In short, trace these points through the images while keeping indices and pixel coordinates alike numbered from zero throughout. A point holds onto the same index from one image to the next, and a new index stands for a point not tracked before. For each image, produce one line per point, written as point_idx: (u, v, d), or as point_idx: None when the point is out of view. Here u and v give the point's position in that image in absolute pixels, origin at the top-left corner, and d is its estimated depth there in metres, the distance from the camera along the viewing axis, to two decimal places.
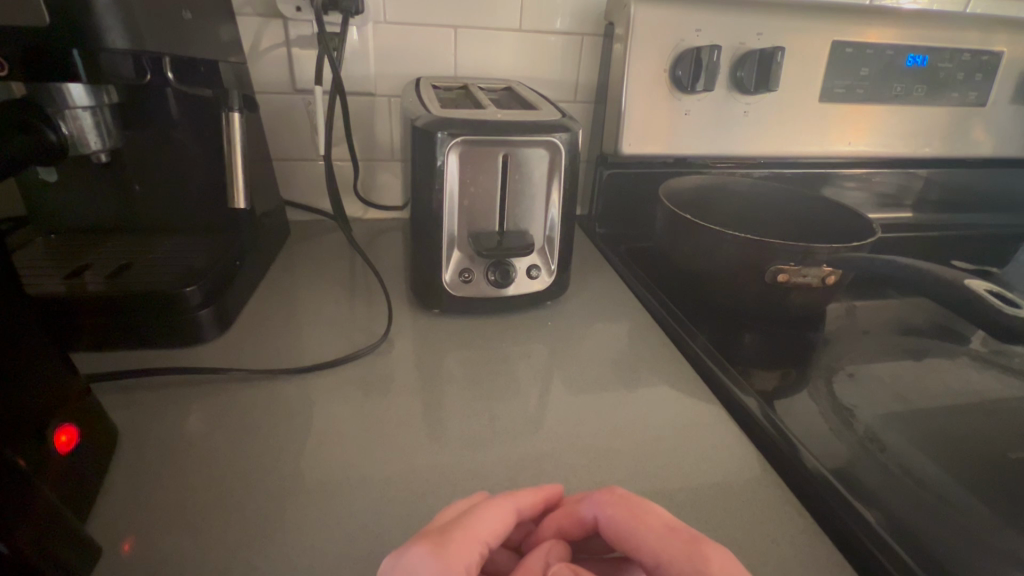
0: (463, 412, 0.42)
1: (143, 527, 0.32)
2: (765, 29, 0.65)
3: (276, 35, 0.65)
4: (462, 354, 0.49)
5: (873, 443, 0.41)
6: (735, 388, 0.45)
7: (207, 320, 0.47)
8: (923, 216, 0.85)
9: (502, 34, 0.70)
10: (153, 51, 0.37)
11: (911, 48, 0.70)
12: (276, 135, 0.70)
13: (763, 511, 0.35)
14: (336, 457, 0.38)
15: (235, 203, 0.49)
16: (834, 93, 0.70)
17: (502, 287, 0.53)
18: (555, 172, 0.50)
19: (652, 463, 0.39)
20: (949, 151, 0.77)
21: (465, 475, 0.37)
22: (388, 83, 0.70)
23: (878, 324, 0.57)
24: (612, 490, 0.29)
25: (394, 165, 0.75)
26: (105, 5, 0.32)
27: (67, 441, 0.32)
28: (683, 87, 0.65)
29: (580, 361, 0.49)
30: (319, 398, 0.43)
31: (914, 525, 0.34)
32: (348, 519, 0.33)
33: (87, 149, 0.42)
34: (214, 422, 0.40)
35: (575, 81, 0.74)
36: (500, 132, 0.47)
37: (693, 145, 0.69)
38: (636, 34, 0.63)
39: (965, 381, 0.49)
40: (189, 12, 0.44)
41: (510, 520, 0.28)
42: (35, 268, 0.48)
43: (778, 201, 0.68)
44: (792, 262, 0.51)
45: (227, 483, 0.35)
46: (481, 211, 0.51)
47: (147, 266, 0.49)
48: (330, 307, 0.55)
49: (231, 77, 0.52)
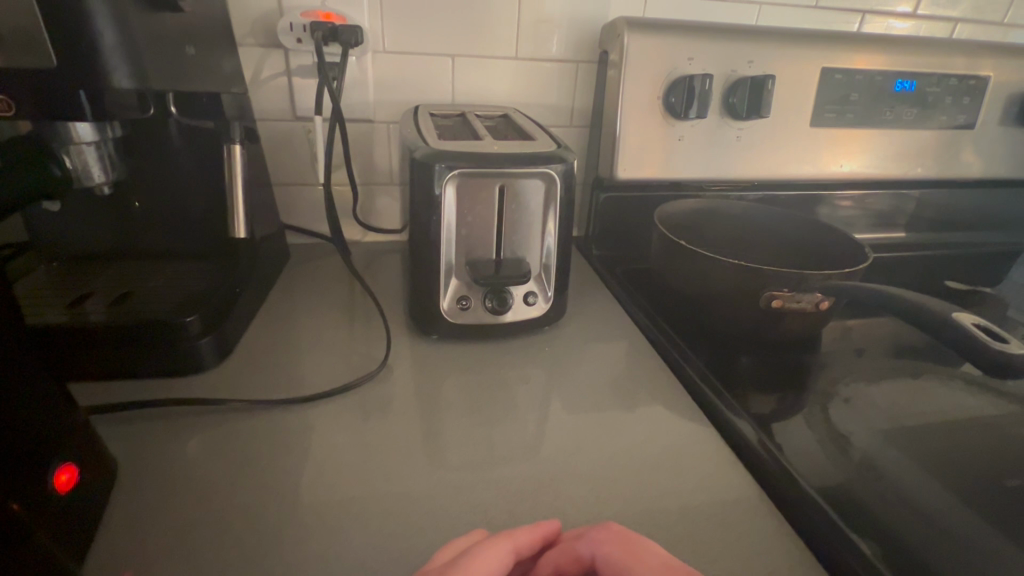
0: (462, 440, 0.42)
1: (142, 564, 0.32)
2: (756, 57, 0.67)
3: (277, 65, 0.66)
4: (459, 379, 0.50)
5: (871, 470, 0.41)
6: (732, 414, 0.45)
7: (207, 349, 0.48)
8: (916, 235, 0.85)
9: (500, 61, 0.71)
10: (154, 88, 0.37)
11: (899, 73, 0.71)
12: (277, 161, 0.71)
13: (761, 542, 0.35)
14: (335, 488, 0.38)
15: (235, 232, 0.49)
16: (825, 117, 0.71)
17: (499, 314, 0.53)
18: (551, 202, 0.51)
19: (650, 491, 0.39)
20: (939, 171, 0.78)
21: (464, 506, 0.37)
22: (386, 109, 0.71)
23: (873, 346, 0.58)
24: (608, 526, 0.30)
25: (393, 189, 0.76)
26: (111, 48, 0.33)
27: (67, 479, 0.32)
28: (676, 113, 0.66)
29: (578, 386, 0.50)
30: (318, 428, 0.43)
31: (914, 556, 0.34)
32: (346, 553, 0.33)
33: (91, 183, 0.42)
34: (214, 454, 0.40)
35: (571, 106, 0.76)
36: (497, 164, 0.47)
37: (688, 169, 0.70)
38: (630, 62, 0.64)
39: (961, 405, 0.49)
40: (191, 47, 0.45)
41: (508, 559, 0.29)
42: (37, 298, 0.48)
43: (773, 224, 0.69)
44: (786, 288, 0.51)
45: (225, 517, 0.35)
46: (479, 239, 0.51)
47: (147, 294, 0.49)
48: (329, 333, 0.56)
49: (232, 108, 0.53)
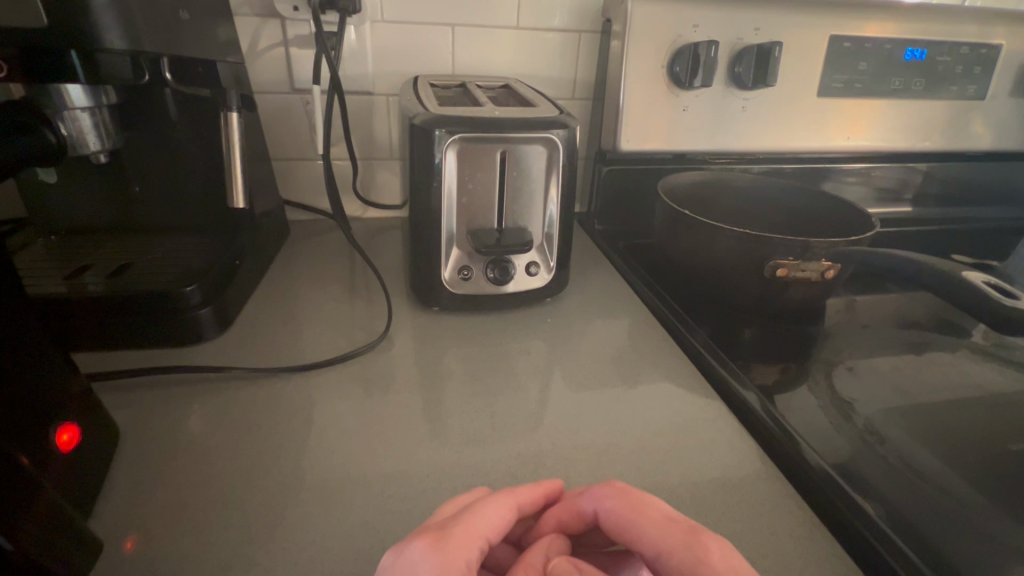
0: (464, 408, 0.43)
1: (145, 526, 0.32)
2: (762, 24, 0.65)
3: (275, 34, 0.65)
4: (461, 351, 0.49)
5: (873, 435, 0.41)
6: (736, 383, 0.45)
7: (207, 319, 0.47)
8: (922, 210, 0.84)
9: (501, 33, 0.70)
10: (150, 49, 0.37)
11: (910, 42, 0.69)
12: (276, 135, 0.70)
13: (763, 504, 0.35)
14: (337, 455, 0.38)
15: (235, 202, 0.48)
16: (833, 88, 0.70)
17: (501, 284, 0.53)
18: (553, 168, 0.50)
19: (651, 458, 0.39)
20: (948, 144, 0.77)
21: (465, 472, 0.37)
22: (386, 82, 0.70)
23: (877, 316, 0.57)
24: (612, 483, 0.29)
25: (394, 164, 0.75)
26: (103, 5, 0.32)
27: (69, 440, 0.32)
28: (681, 83, 0.65)
29: (580, 356, 0.49)
30: (320, 396, 0.43)
31: (915, 519, 0.34)
32: (348, 518, 0.33)
33: (87, 150, 0.42)
34: (216, 421, 0.40)
35: (573, 78, 0.74)
36: (498, 130, 0.47)
37: (692, 140, 0.69)
38: (634, 30, 0.63)
39: (965, 374, 0.49)
40: (185, 11, 0.44)
41: (509, 515, 0.29)
42: (36, 269, 0.48)
43: (777, 197, 0.68)
44: (791, 257, 0.50)
45: (227, 481, 0.35)
46: (479, 208, 0.51)
47: (147, 266, 0.49)
48: (331, 305, 0.56)
49: (229, 77, 0.53)
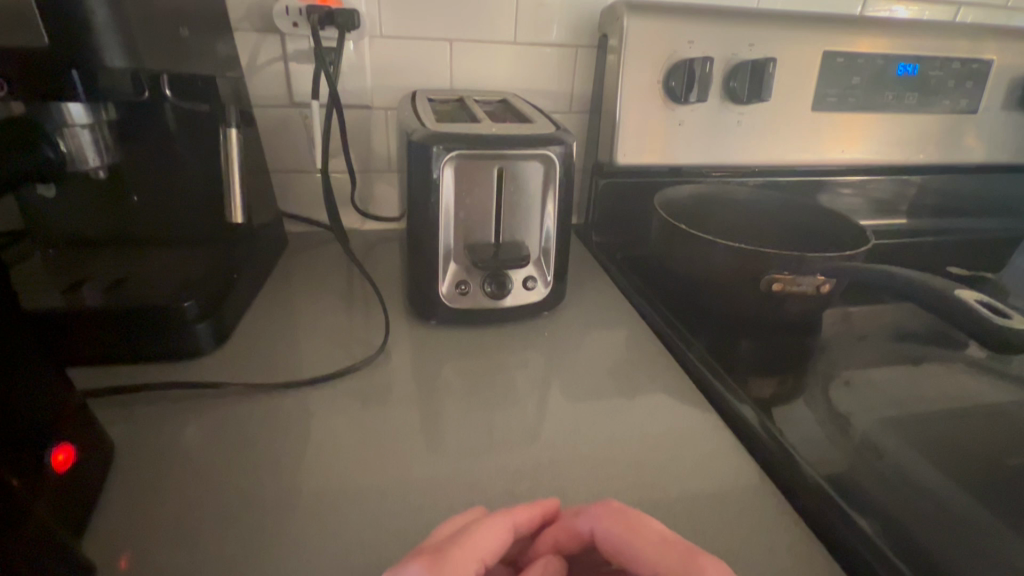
0: (461, 422, 0.42)
1: (140, 543, 0.32)
2: (757, 40, 0.66)
3: (274, 49, 0.65)
4: (458, 365, 0.49)
5: (870, 450, 0.41)
6: (733, 397, 0.45)
7: (203, 333, 0.47)
8: (918, 222, 0.84)
9: (498, 47, 0.71)
10: (149, 67, 0.37)
11: (902, 57, 0.70)
12: (275, 147, 0.70)
13: (760, 520, 0.35)
14: (333, 470, 0.38)
15: (235, 218, 0.49)
16: (827, 101, 0.71)
17: (499, 298, 0.53)
18: (550, 184, 0.51)
19: (648, 473, 0.39)
20: (940, 158, 0.78)
21: (462, 487, 0.37)
22: (384, 95, 0.70)
23: (874, 329, 0.58)
24: (608, 502, 0.29)
25: (392, 176, 0.75)
26: (105, 24, 0.33)
27: (63, 459, 0.32)
28: (676, 97, 0.66)
29: (578, 369, 0.49)
30: (316, 411, 0.43)
31: (911, 535, 0.34)
32: (344, 534, 0.33)
33: (85, 166, 0.42)
34: (213, 436, 0.40)
35: (570, 92, 0.75)
36: (495, 146, 0.47)
37: (688, 153, 0.69)
38: (630, 45, 0.64)
39: (961, 387, 0.49)
40: (184, 29, 0.44)
41: (505, 536, 0.29)
42: (33, 283, 0.48)
43: (773, 211, 0.68)
44: (787, 271, 0.51)
45: (222, 497, 0.35)
46: (478, 223, 0.51)
47: (144, 279, 0.49)
48: (328, 318, 0.56)
49: (229, 92, 0.53)
